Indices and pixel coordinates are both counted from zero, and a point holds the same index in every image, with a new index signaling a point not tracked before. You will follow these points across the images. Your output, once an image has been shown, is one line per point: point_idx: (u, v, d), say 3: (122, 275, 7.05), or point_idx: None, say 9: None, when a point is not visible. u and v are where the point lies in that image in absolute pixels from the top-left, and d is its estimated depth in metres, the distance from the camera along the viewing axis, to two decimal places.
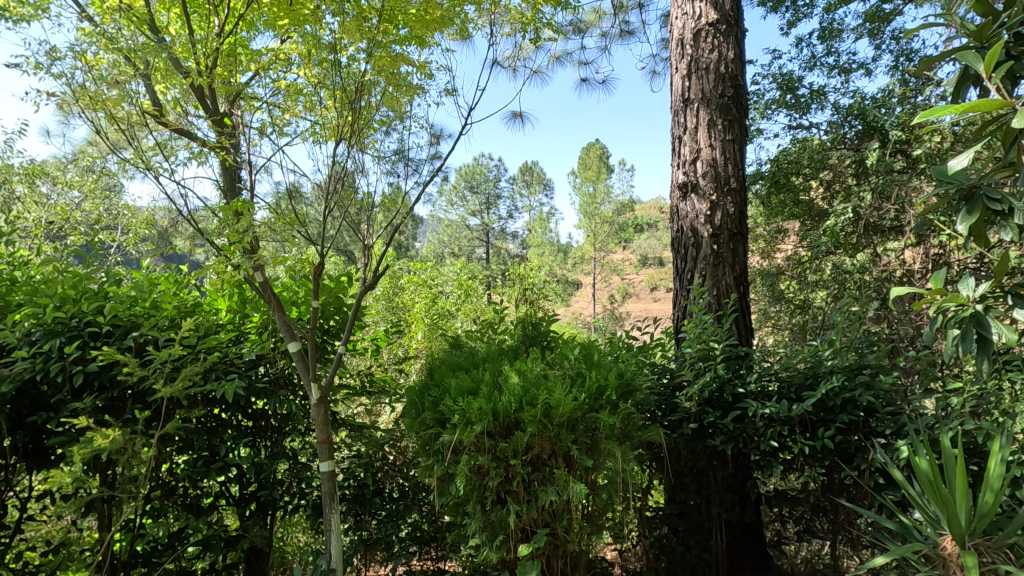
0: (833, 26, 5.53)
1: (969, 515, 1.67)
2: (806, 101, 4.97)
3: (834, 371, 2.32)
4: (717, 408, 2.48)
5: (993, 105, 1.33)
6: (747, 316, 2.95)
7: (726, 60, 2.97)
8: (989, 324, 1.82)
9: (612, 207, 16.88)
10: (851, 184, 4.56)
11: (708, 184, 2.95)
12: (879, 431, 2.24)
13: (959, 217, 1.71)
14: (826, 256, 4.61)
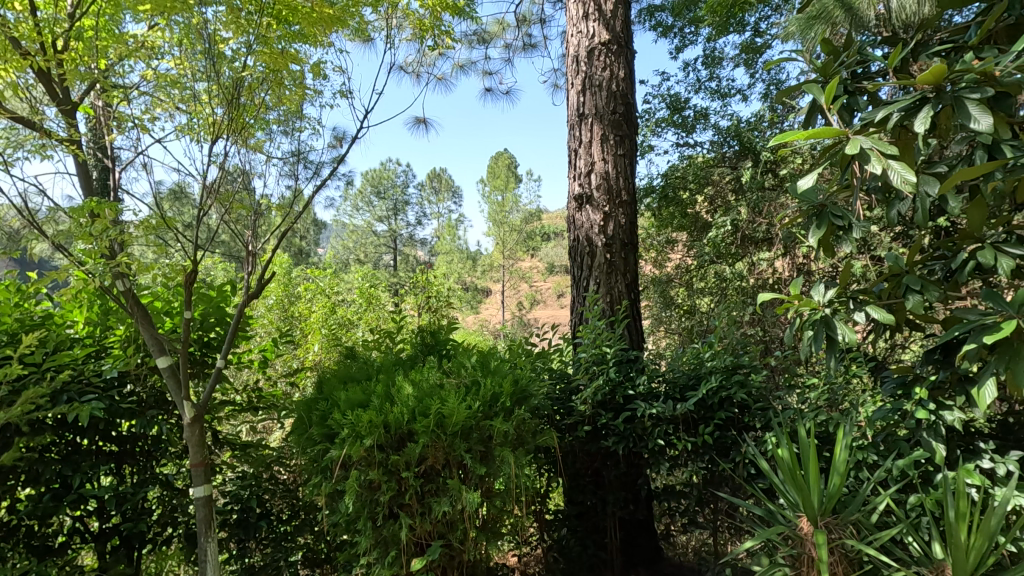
0: (715, 55, 6.04)
1: (821, 498, 1.88)
2: (692, 121, 5.37)
3: (713, 371, 2.52)
4: (609, 410, 2.60)
5: (832, 133, 1.51)
6: (638, 321, 3.12)
7: (617, 79, 3.13)
8: (836, 326, 2.05)
9: (519, 215, 17.19)
10: (730, 199, 4.98)
11: (602, 197, 3.09)
12: (750, 425, 2.45)
13: (811, 232, 1.92)
14: (709, 265, 5.00)
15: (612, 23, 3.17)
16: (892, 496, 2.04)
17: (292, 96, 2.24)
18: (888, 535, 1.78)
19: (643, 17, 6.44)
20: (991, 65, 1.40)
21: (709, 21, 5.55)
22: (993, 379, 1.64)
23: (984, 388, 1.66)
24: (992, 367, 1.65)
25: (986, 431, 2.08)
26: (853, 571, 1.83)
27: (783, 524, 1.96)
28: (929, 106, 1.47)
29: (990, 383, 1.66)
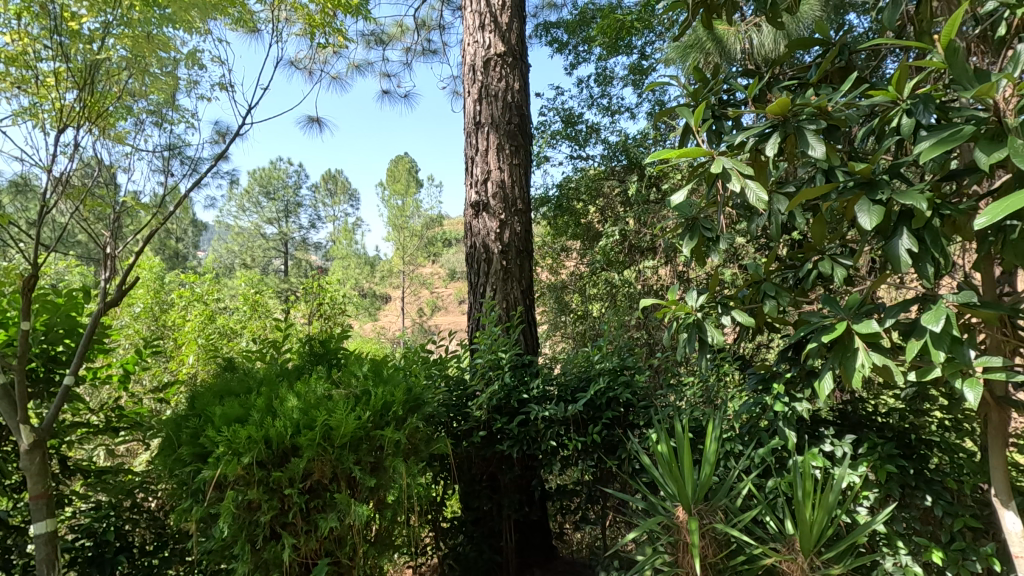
0: (606, 74, 6.39)
1: (694, 487, 2.04)
2: (584, 135, 5.64)
3: (601, 373, 2.65)
4: (504, 414, 2.64)
5: (699, 153, 1.66)
6: (533, 326, 3.20)
7: (512, 90, 3.21)
8: (706, 329, 2.24)
9: (420, 220, 17.02)
10: (619, 210, 5.29)
11: (497, 205, 3.14)
12: (635, 423, 2.60)
13: (685, 242, 2.10)
14: (601, 272, 5.26)
15: (507, 35, 3.24)
16: (754, 481, 2.27)
17: (162, 85, 2.06)
18: (749, 516, 1.99)
19: (539, 32, 6.66)
20: (824, 101, 1.63)
21: (601, 41, 5.87)
22: (830, 373, 1.89)
23: (823, 381, 1.90)
24: (830, 363, 1.90)
25: (828, 418, 2.38)
26: (720, 551, 2.02)
27: (662, 514, 2.11)
28: (776, 133, 1.67)
29: (828, 376, 1.90)
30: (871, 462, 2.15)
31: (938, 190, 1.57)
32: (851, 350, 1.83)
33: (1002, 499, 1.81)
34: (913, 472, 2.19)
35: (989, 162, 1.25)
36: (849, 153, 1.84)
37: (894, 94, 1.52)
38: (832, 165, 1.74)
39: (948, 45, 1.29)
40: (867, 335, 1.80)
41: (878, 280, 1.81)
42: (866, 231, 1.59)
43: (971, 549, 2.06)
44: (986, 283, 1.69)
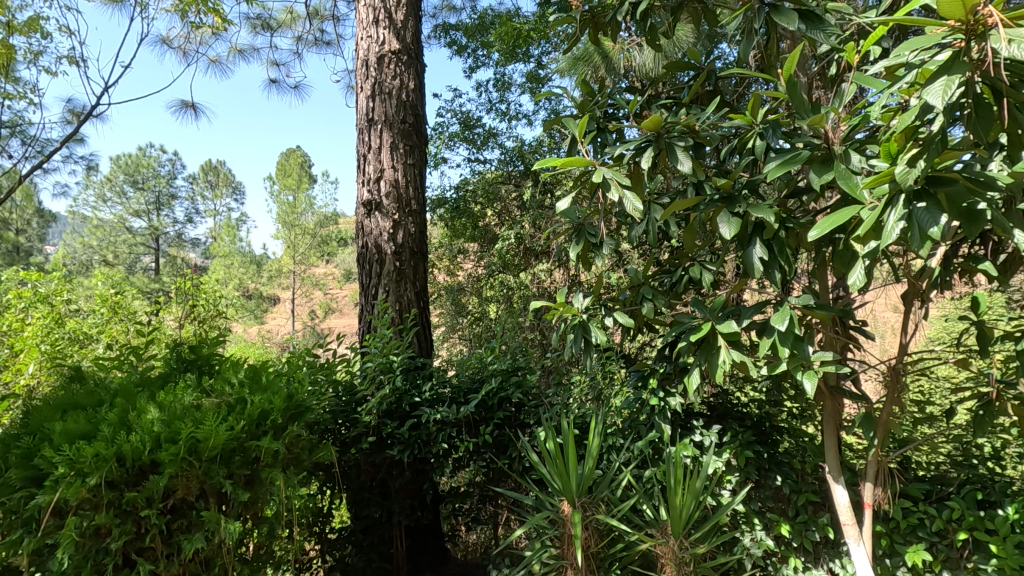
0: (504, 80, 6.50)
1: (578, 481, 2.14)
2: (481, 139, 5.69)
3: (494, 374, 2.69)
4: (395, 419, 2.59)
5: (582, 163, 1.75)
6: (426, 328, 3.17)
7: (407, 89, 3.16)
8: (591, 330, 2.35)
9: (313, 218, 16.21)
10: (515, 214, 5.41)
11: (391, 204, 3.08)
12: (525, 422, 2.67)
13: (572, 247, 2.19)
14: (497, 275, 5.34)
15: (402, 33, 3.19)
16: (633, 472, 2.42)
17: None
18: (627, 505, 2.12)
19: (438, 32, 6.63)
20: (692, 121, 1.78)
21: (499, 48, 5.97)
22: (698, 370, 2.06)
23: (692, 377, 2.08)
24: (697, 361, 2.07)
25: (697, 411, 2.60)
26: (601, 541, 2.13)
27: (549, 509, 2.19)
28: (651, 149, 1.81)
29: (696, 373, 2.08)
30: (732, 449, 2.39)
31: (785, 206, 1.78)
32: (715, 348, 2.02)
33: (833, 475, 2.08)
34: (766, 456, 2.45)
35: (821, 183, 1.44)
36: (715, 169, 2.03)
37: (750, 119, 1.69)
38: (699, 179, 1.90)
39: (790, 78, 1.47)
40: (728, 335, 1.99)
41: (737, 285, 2.01)
42: (726, 241, 1.77)
43: (810, 521, 2.36)
44: (822, 288, 1.94)
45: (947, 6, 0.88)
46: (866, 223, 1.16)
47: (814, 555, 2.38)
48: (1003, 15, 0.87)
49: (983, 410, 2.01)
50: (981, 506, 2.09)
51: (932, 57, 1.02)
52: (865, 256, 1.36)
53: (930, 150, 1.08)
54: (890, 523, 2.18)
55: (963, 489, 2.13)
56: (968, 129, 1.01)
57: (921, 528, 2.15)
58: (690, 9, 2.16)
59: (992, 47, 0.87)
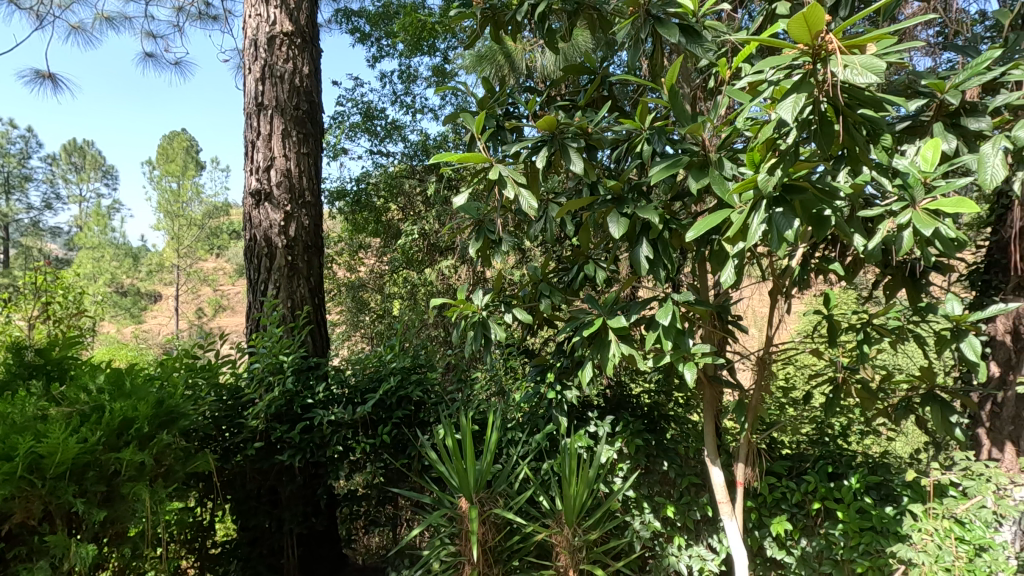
0: (409, 72, 6.36)
1: (476, 478, 2.15)
2: (384, 131, 5.53)
3: (393, 373, 2.63)
4: (284, 422, 2.45)
5: (478, 159, 1.75)
6: (321, 326, 3.03)
7: (300, 74, 2.99)
8: (490, 326, 2.36)
9: (200, 208, 14.93)
10: (420, 209, 5.31)
11: (282, 195, 2.90)
12: (425, 420, 2.64)
13: (471, 242, 2.19)
14: (401, 271, 5.24)
15: (295, 13, 3.01)
16: (530, 465, 2.48)
17: None
18: (523, 498, 2.16)
19: (339, 18, 6.35)
20: (585, 123, 1.85)
21: (403, 39, 5.83)
22: (591, 363, 2.15)
23: (585, 370, 2.16)
24: (591, 355, 2.15)
25: (592, 403, 2.71)
26: (498, 535, 2.16)
27: (447, 507, 2.18)
28: (546, 148, 1.85)
29: (589, 366, 2.16)
30: (623, 438, 2.51)
31: (669, 208, 1.89)
32: (606, 342, 2.11)
33: (710, 458, 2.25)
34: (654, 443, 2.61)
35: (698, 187, 1.56)
36: (607, 171, 2.12)
37: (637, 124, 1.79)
38: (592, 180, 1.97)
39: (672, 87, 1.57)
40: (618, 330, 2.09)
41: (627, 282, 2.11)
42: (616, 240, 1.86)
43: (692, 501, 2.54)
44: (701, 286, 2.08)
45: (796, 31, 0.98)
46: (733, 225, 1.27)
47: (695, 533, 2.57)
48: (842, 42, 0.98)
49: (833, 394, 2.27)
50: (831, 479, 2.37)
51: (786, 77, 1.13)
52: (734, 256, 1.49)
53: (786, 160, 1.21)
54: (758, 499, 2.41)
55: (818, 464, 2.40)
56: (814, 143, 1.14)
57: (783, 501, 2.39)
58: (585, 15, 2.23)
59: (832, 71, 0.98)
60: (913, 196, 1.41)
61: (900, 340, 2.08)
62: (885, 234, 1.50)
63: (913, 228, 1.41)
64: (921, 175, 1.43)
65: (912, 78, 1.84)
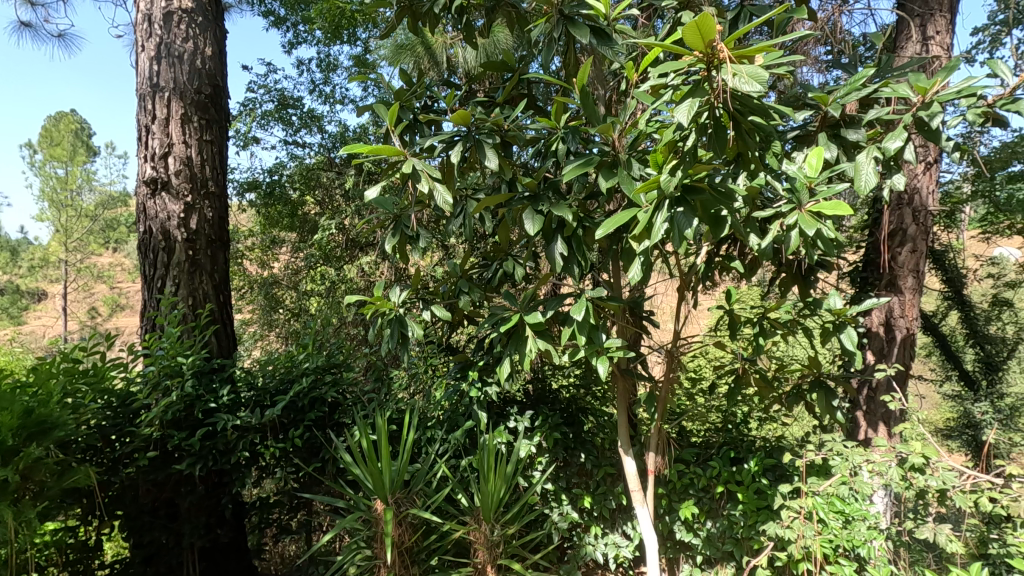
0: (327, 60, 6.12)
1: (391, 479, 2.10)
2: (300, 121, 5.28)
3: (305, 373, 2.52)
4: (182, 429, 2.28)
5: (391, 151, 1.71)
6: (228, 326, 2.85)
7: (202, 55, 2.78)
8: (407, 324, 2.32)
9: (92, 198, 13.60)
10: (339, 204, 5.12)
11: (182, 185, 2.69)
12: (340, 422, 2.55)
13: (387, 237, 2.14)
14: (318, 267, 5.04)
15: None
16: (449, 463, 2.46)
17: None
18: (441, 497, 2.14)
19: None
20: (500, 119, 1.85)
21: (321, 25, 5.59)
22: (509, 359, 2.16)
23: (503, 366, 2.17)
24: (509, 351, 2.17)
25: (512, 398, 2.73)
26: (415, 534, 2.13)
27: (362, 510, 2.12)
28: (462, 143, 1.85)
29: (507, 362, 2.17)
30: (542, 432, 2.55)
31: (583, 206, 1.93)
32: (524, 338, 2.13)
33: (623, 448, 2.33)
34: (572, 436, 2.67)
35: (608, 186, 1.60)
36: (524, 168, 2.14)
37: (553, 123, 1.81)
38: (509, 178, 1.98)
39: (583, 88, 1.61)
40: (535, 325, 2.11)
41: (544, 278, 2.14)
42: (531, 236, 1.88)
43: (608, 491, 2.63)
44: (614, 282, 2.15)
45: (691, 38, 1.03)
46: (638, 222, 1.32)
47: (611, 521, 2.66)
48: (732, 52, 1.04)
49: (734, 383, 2.42)
50: (733, 462, 2.53)
51: (684, 82, 1.19)
52: (641, 254, 1.55)
53: (685, 162, 1.27)
54: (668, 485, 2.54)
55: (721, 450, 2.55)
56: (708, 148, 1.21)
57: (691, 486, 2.52)
58: (503, 12, 2.23)
59: (723, 78, 1.04)
60: (799, 199, 1.52)
61: (792, 332, 2.26)
62: (775, 234, 1.62)
63: (799, 229, 1.53)
64: (807, 180, 1.56)
65: (801, 91, 1.99)
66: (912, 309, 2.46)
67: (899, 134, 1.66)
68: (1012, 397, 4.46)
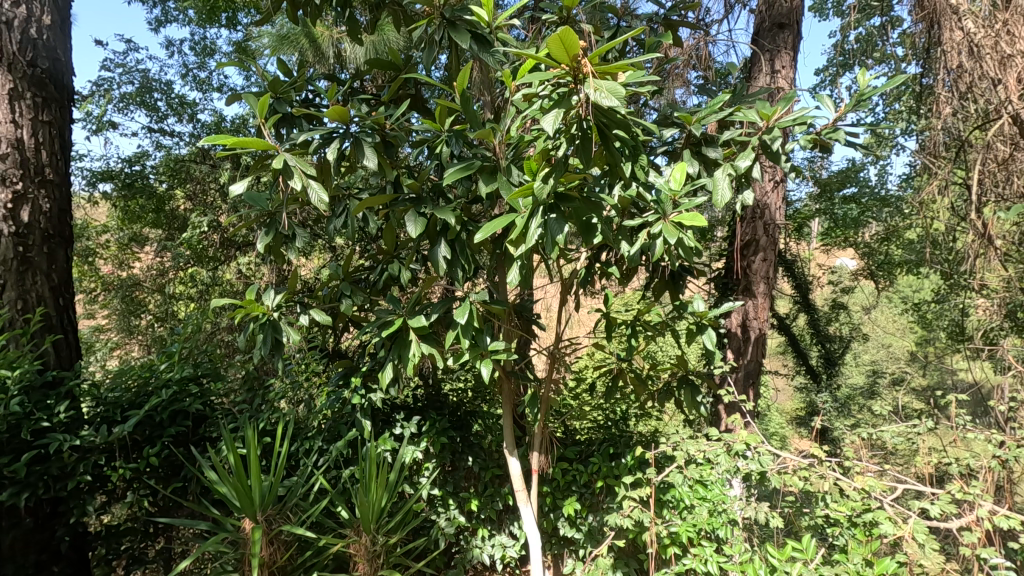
0: (203, 44, 5.63)
1: (262, 495, 1.96)
2: (168, 107, 4.80)
3: (165, 385, 2.28)
4: (2, 454, 1.94)
5: (260, 145, 1.62)
6: (70, 332, 2.51)
7: (38, 24, 2.42)
8: (282, 330, 2.18)
9: None
10: (213, 199, 4.71)
11: (9, 170, 2.32)
12: (205, 437, 2.34)
13: (260, 237, 2.00)
14: (188, 268, 4.60)
15: None
16: (329, 475, 2.34)
17: None
18: (316, 511, 2.03)
19: None
20: (381, 118, 1.81)
21: (195, 5, 5.13)
22: (391, 363, 2.12)
23: (385, 372, 2.12)
24: (391, 355, 2.12)
25: (399, 404, 2.67)
26: (287, 553, 2.01)
27: (227, 531, 1.95)
28: (340, 141, 1.78)
29: (390, 367, 2.12)
30: (429, 437, 2.51)
31: (467, 210, 1.93)
32: (407, 342, 2.09)
33: (508, 449, 2.37)
34: (460, 440, 2.66)
35: (488, 191, 1.63)
36: (409, 169, 2.10)
37: (437, 126, 1.79)
38: (391, 178, 1.94)
39: (463, 92, 1.62)
40: (418, 329, 2.08)
41: (429, 281, 2.11)
42: (414, 238, 1.85)
43: (495, 493, 2.63)
44: (499, 286, 2.17)
45: (557, 50, 1.07)
46: (514, 227, 1.34)
47: (498, 522, 2.67)
48: (594, 67, 1.10)
49: (612, 383, 2.56)
50: (613, 458, 2.62)
51: (556, 92, 1.23)
52: (519, 258, 1.58)
53: (557, 171, 1.32)
54: (552, 484, 2.62)
55: (601, 447, 2.68)
56: (577, 157, 1.26)
57: (573, 483, 2.63)
58: (389, 10, 2.19)
59: (586, 91, 1.10)
60: (664, 209, 1.64)
61: (662, 332, 2.42)
62: (644, 242, 1.73)
63: (663, 237, 1.65)
64: (671, 192, 1.68)
65: (670, 110, 2.16)
66: (764, 312, 2.74)
67: (748, 154, 1.85)
68: (847, 388, 5.14)
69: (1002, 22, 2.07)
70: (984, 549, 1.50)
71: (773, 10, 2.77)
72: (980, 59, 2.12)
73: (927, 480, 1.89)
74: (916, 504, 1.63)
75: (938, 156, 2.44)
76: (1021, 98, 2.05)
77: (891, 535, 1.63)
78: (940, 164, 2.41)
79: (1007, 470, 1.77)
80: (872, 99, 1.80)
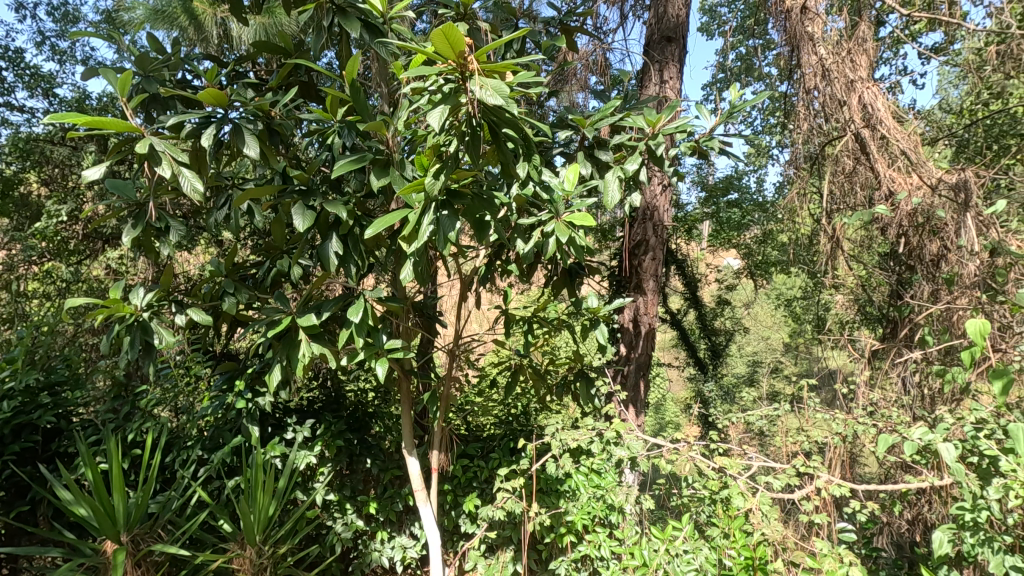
0: (65, 10, 4.99)
1: (127, 512, 1.78)
2: (18, 78, 4.21)
3: (9, 395, 2.01)
4: None
5: (121, 127, 1.46)
6: None
7: None
8: (153, 331, 1.99)
9: None
10: (73, 185, 4.20)
11: None
12: (59, 452, 2.09)
13: (125, 229, 1.81)
14: (43, 263, 4.07)
15: None
16: (210, 486, 2.18)
17: None
18: (192, 526, 1.87)
19: None
20: (264, 104, 1.70)
21: None
22: (279, 365, 2.00)
23: (273, 374, 2.00)
24: (278, 357, 2.00)
25: (292, 408, 2.54)
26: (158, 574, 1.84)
27: (85, 555, 1.76)
28: (217, 127, 1.65)
29: (278, 369, 2.01)
30: (323, 441, 2.41)
31: (361, 204, 1.86)
32: (297, 343, 1.99)
33: (407, 449, 2.32)
34: (357, 442, 2.58)
35: (380, 186, 1.59)
36: (298, 161, 2.00)
37: (327, 116, 1.71)
38: (278, 170, 1.83)
39: (353, 82, 1.57)
40: (308, 329, 1.98)
41: (320, 278, 2.02)
42: (303, 233, 1.76)
43: (395, 494, 2.57)
44: (395, 283, 2.12)
45: (441, 45, 1.07)
46: (404, 222, 1.32)
47: (398, 524, 2.62)
48: (479, 64, 1.10)
49: (512, 378, 2.59)
50: (513, 452, 2.65)
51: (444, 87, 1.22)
52: (412, 254, 1.56)
53: (446, 167, 1.31)
54: (453, 481, 2.61)
55: (502, 442, 2.71)
56: (466, 153, 1.26)
57: (474, 479, 2.64)
58: None
59: (472, 88, 1.10)
60: (556, 208, 1.68)
61: (559, 328, 2.49)
62: (538, 240, 1.77)
63: (555, 236, 1.69)
64: (563, 192, 1.72)
65: (565, 113, 2.23)
66: (653, 307, 2.91)
67: (635, 158, 1.94)
68: (729, 378, 5.58)
69: (848, 51, 2.37)
70: (820, 516, 1.70)
71: (662, 24, 2.94)
72: (831, 82, 2.40)
73: (786, 458, 2.11)
74: (762, 478, 1.83)
75: (800, 168, 2.72)
76: (861, 118, 2.36)
77: (741, 508, 1.80)
78: (802, 175, 2.69)
79: (848, 445, 2.02)
80: (741, 112, 1.97)
